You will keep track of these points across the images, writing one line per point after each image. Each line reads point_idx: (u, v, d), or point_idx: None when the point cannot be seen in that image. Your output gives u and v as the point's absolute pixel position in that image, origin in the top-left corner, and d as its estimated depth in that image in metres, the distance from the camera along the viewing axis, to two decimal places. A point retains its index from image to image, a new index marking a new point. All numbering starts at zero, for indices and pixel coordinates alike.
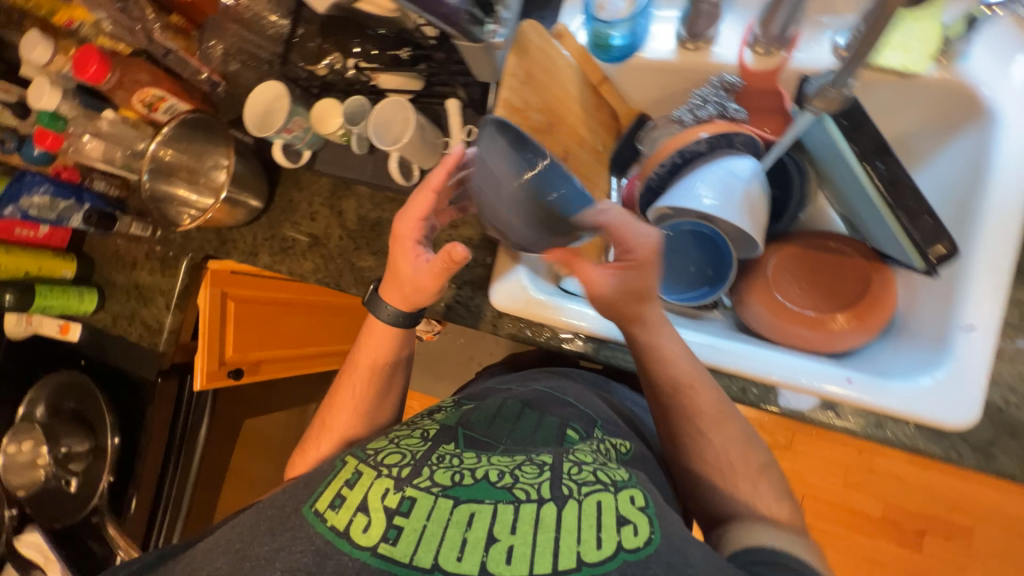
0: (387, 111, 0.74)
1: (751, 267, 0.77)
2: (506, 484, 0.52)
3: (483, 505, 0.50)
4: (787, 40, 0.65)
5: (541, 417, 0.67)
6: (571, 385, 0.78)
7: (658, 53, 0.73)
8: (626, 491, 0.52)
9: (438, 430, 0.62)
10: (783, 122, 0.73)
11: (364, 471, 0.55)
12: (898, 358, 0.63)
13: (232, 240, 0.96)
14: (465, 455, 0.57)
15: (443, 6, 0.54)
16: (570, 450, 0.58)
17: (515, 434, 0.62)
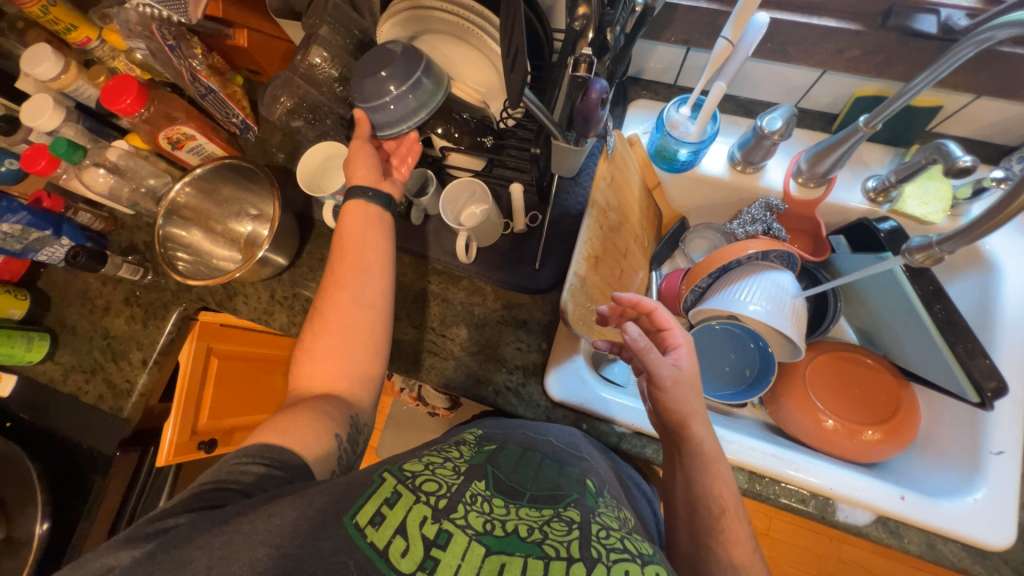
0: (463, 188, 0.76)
1: (790, 370, 0.81)
2: (537, 539, 0.46)
3: (513, 556, 0.44)
4: (827, 179, 0.75)
5: (563, 465, 0.59)
6: (579, 437, 0.69)
7: (711, 171, 0.80)
8: (653, 566, 0.45)
9: (468, 465, 0.57)
10: (811, 243, 0.81)
11: (403, 492, 0.49)
12: (930, 475, 0.68)
13: (244, 290, 0.86)
14: (495, 501, 0.51)
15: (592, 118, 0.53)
16: (595, 509, 0.53)
17: (542, 482, 0.56)
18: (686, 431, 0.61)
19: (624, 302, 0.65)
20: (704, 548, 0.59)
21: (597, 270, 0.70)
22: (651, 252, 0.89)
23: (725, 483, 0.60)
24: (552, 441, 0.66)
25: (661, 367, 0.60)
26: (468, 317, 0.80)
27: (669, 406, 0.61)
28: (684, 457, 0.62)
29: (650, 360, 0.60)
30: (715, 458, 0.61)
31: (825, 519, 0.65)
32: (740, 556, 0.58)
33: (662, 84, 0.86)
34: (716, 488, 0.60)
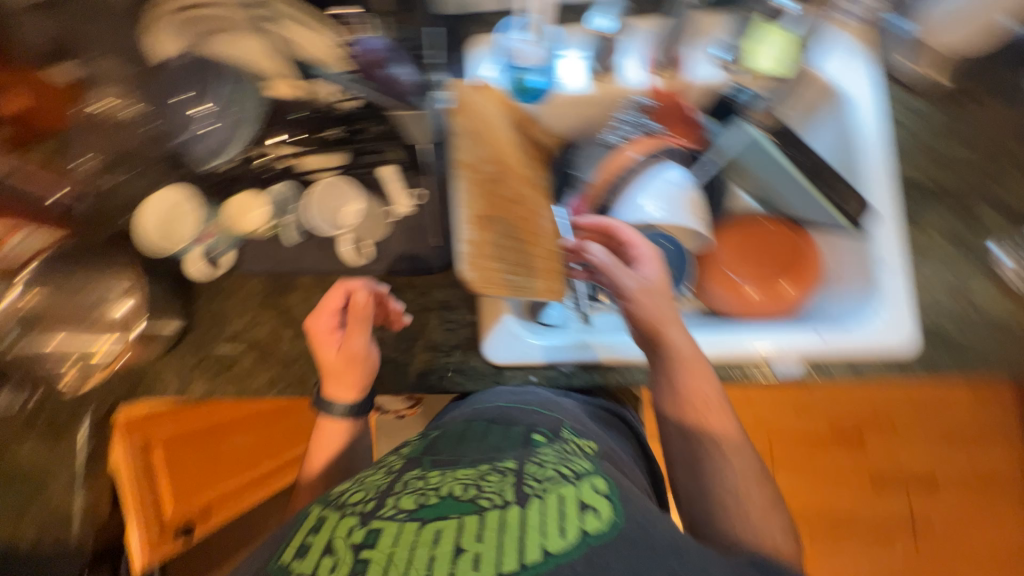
0: (330, 188, 0.72)
1: (707, 256, 0.85)
2: (472, 495, 0.49)
3: (446, 521, 0.46)
4: (676, 63, 0.75)
5: (508, 426, 0.63)
6: (538, 394, 0.73)
7: (575, 90, 0.77)
8: (587, 482, 0.52)
9: (404, 460, 0.58)
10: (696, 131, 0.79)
11: (327, 516, 0.50)
12: (843, 301, 0.75)
13: (148, 373, 0.79)
14: (431, 475, 0.53)
15: (398, 84, 0.70)
16: (533, 454, 0.56)
17: (482, 446, 0.59)
18: (661, 335, 0.66)
19: (586, 226, 0.73)
20: (700, 440, 0.67)
21: (491, 229, 0.65)
22: (549, 186, 0.88)
23: (707, 381, 0.67)
24: (500, 404, 0.68)
25: (624, 279, 0.68)
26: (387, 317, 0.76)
27: (637, 315, 0.67)
28: (662, 363, 0.67)
29: (615, 274, 0.69)
30: (694, 358, 0.66)
31: (766, 380, 0.69)
32: (731, 449, 0.66)
33: (501, 12, 0.80)
34: (693, 382, 0.66)
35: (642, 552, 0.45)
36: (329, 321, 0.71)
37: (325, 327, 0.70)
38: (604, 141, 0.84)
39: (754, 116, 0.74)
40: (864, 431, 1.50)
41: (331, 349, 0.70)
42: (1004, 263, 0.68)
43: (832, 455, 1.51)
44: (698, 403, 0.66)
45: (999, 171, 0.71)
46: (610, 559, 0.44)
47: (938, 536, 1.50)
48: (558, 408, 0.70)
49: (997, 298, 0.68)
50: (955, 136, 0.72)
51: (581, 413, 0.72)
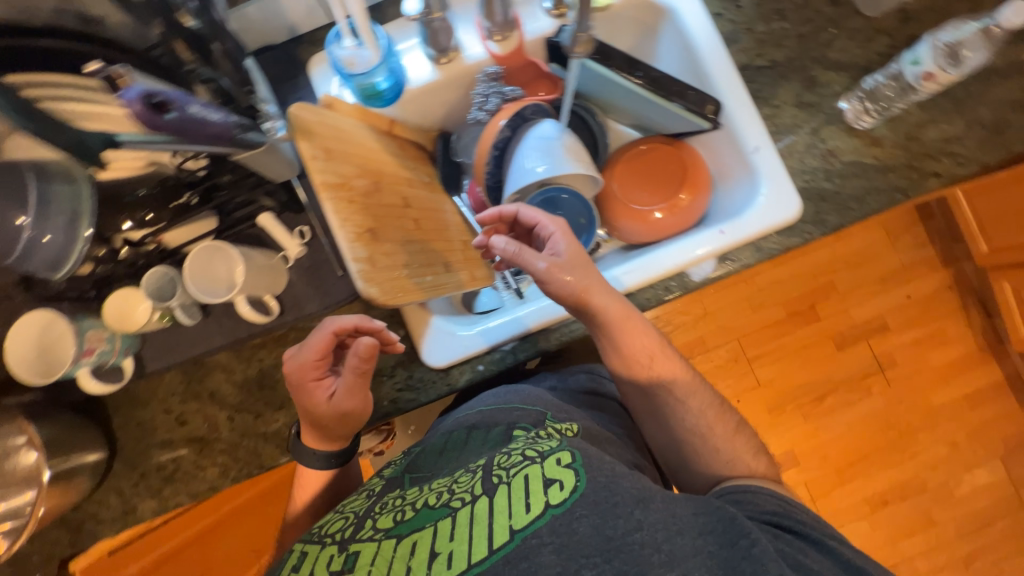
0: (204, 257, 0.65)
1: (604, 194, 0.88)
2: (443, 502, 0.55)
3: (422, 530, 0.52)
4: (512, 21, 0.74)
5: (489, 429, 0.68)
6: (528, 390, 0.77)
7: (422, 79, 0.77)
8: (550, 457, 0.56)
9: (384, 484, 0.65)
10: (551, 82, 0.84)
11: (310, 550, 0.56)
12: (733, 193, 0.80)
13: (90, 514, 0.72)
14: (408, 492, 0.60)
15: (211, 126, 0.49)
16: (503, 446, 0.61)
17: (460, 455, 0.66)
18: (585, 305, 0.66)
19: (488, 221, 0.71)
20: (652, 388, 0.72)
21: (381, 240, 0.64)
22: (439, 178, 0.88)
23: (643, 335, 0.70)
24: (478, 408, 0.73)
25: (533, 264, 0.66)
26: None
27: (557, 293, 0.66)
28: (600, 328, 0.69)
29: (522, 260, 0.66)
30: (625, 315, 0.68)
31: (687, 288, 0.74)
32: (683, 389, 0.72)
33: (321, 27, 0.77)
34: (632, 339, 0.69)
35: (604, 507, 0.51)
36: (314, 366, 0.65)
37: (308, 370, 0.65)
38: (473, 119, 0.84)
39: (576, 54, 0.68)
40: (815, 303, 1.74)
41: (313, 395, 0.65)
42: (846, 108, 0.74)
43: (788, 327, 1.74)
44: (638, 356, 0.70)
45: (815, 30, 0.76)
46: (575, 522, 0.50)
47: (904, 370, 1.74)
48: (526, 398, 0.74)
49: (852, 144, 0.74)
50: (770, 11, 0.77)
51: (545, 396, 0.76)
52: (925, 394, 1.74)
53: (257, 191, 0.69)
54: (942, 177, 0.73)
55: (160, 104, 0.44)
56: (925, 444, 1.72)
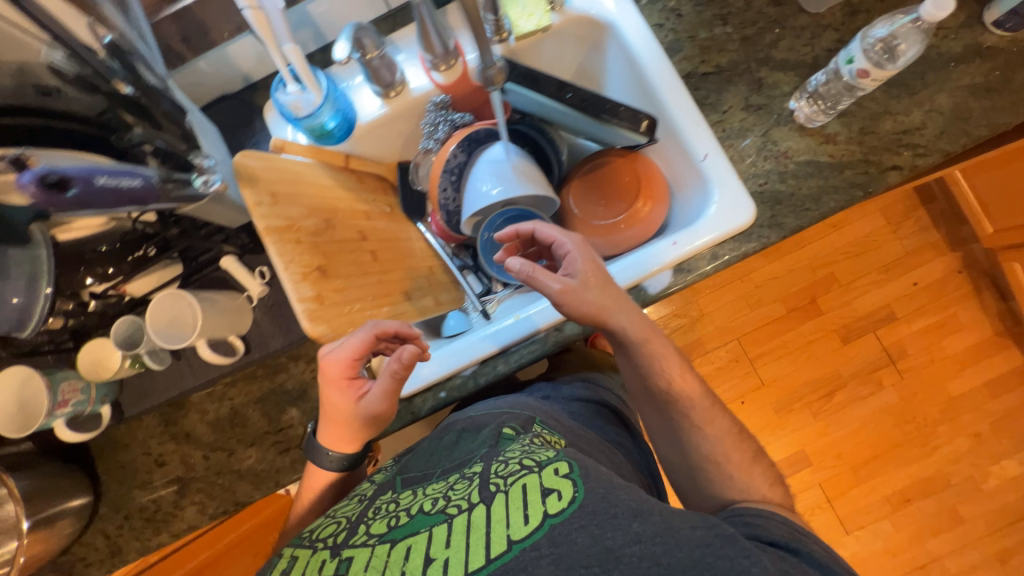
0: (162, 308, 0.66)
1: (564, 211, 0.89)
2: (439, 508, 0.52)
3: (417, 535, 0.49)
4: (454, 50, 0.76)
5: (478, 430, 0.67)
6: (511, 399, 0.77)
7: (372, 114, 0.79)
8: (552, 465, 0.51)
9: (379, 488, 0.63)
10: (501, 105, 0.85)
11: (299, 554, 0.54)
12: (690, 202, 0.79)
13: (80, 557, 0.75)
14: (403, 497, 0.58)
15: (128, 190, 0.48)
16: (501, 451, 0.58)
17: (455, 455, 0.63)
18: (604, 324, 0.66)
19: (505, 238, 0.71)
20: (674, 408, 0.70)
21: (331, 277, 0.66)
22: (402, 207, 0.90)
23: (667, 355, 0.70)
24: (483, 413, 0.73)
25: (549, 284, 0.64)
26: (287, 397, 0.76)
27: (574, 313, 0.65)
28: (620, 347, 0.70)
29: (538, 281, 0.64)
30: (649, 333, 0.68)
31: (645, 302, 0.73)
32: (703, 416, 0.69)
33: (275, 72, 0.80)
34: (653, 360, 0.69)
35: (603, 517, 0.46)
36: (349, 365, 0.65)
37: (344, 374, 0.66)
38: (425, 149, 0.84)
39: (493, 85, 0.69)
40: (816, 297, 1.69)
41: (346, 398, 0.67)
42: (796, 108, 0.72)
43: (793, 323, 1.70)
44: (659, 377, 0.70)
45: (759, 32, 0.75)
46: (572, 533, 0.45)
47: (917, 361, 1.67)
48: (520, 404, 0.73)
49: (804, 143, 0.72)
50: (712, 17, 0.76)
51: (556, 407, 0.76)
52: (941, 383, 1.66)
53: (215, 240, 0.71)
54: (902, 170, 0.70)
55: (58, 182, 0.44)
56: (945, 436, 1.64)
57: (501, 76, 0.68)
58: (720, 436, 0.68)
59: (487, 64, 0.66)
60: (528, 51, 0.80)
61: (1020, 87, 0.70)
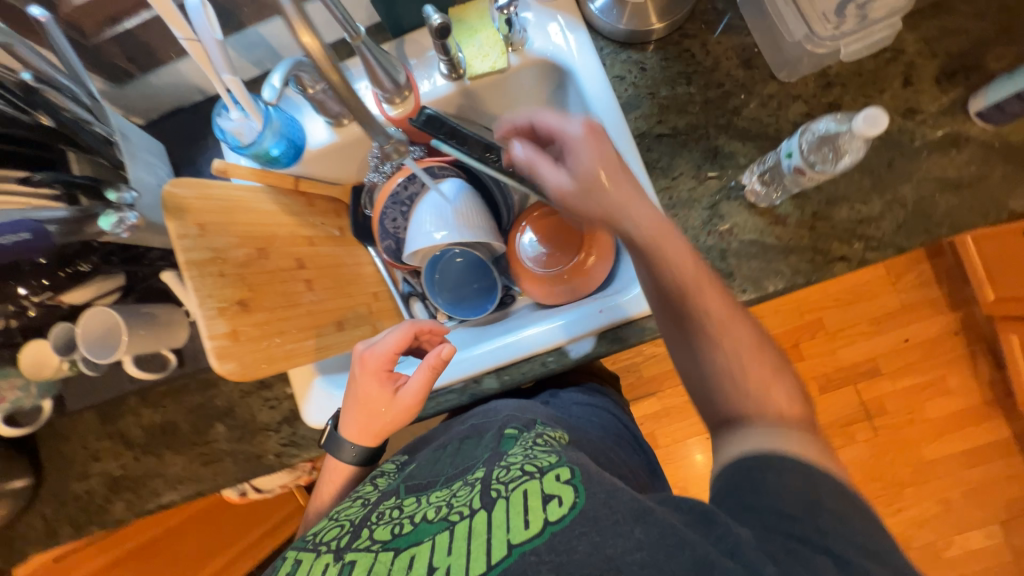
0: (93, 325, 0.69)
1: (511, 253, 0.88)
2: (441, 514, 0.50)
3: (420, 543, 0.47)
4: (405, 84, 0.73)
5: (481, 435, 0.65)
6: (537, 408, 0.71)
7: (321, 141, 0.80)
8: (553, 471, 0.49)
9: (381, 492, 0.61)
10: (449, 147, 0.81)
11: (304, 558, 0.52)
12: (632, 263, 0.77)
13: (19, 534, 0.81)
14: (406, 503, 0.56)
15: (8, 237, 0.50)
16: (504, 455, 0.56)
17: (459, 460, 0.61)
18: (613, 226, 0.58)
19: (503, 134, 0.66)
20: (705, 328, 0.54)
21: (252, 311, 0.67)
22: (353, 231, 0.90)
23: (639, 212, 0.56)
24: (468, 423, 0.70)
25: (550, 177, 0.60)
26: (214, 412, 0.79)
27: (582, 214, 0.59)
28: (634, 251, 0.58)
29: (536, 169, 0.60)
30: (661, 233, 0.56)
31: (566, 365, 0.72)
32: (717, 327, 0.54)
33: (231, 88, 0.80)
34: (672, 257, 0.55)
35: (605, 524, 0.43)
36: (390, 360, 0.67)
37: (385, 366, 0.66)
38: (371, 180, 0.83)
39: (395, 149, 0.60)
40: (800, 341, 1.62)
41: (384, 391, 0.67)
42: (747, 184, 0.68)
43: None
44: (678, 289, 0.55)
45: (723, 95, 0.71)
46: (573, 540, 0.42)
47: (896, 420, 1.60)
48: (523, 408, 0.70)
49: (752, 221, 0.69)
50: (676, 75, 0.72)
51: (561, 410, 0.74)
52: (918, 446, 1.60)
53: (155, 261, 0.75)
54: (850, 263, 0.67)
55: None
56: (913, 500, 1.59)
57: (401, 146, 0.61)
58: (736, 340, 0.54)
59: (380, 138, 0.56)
60: (486, 89, 0.78)
61: (994, 186, 0.65)
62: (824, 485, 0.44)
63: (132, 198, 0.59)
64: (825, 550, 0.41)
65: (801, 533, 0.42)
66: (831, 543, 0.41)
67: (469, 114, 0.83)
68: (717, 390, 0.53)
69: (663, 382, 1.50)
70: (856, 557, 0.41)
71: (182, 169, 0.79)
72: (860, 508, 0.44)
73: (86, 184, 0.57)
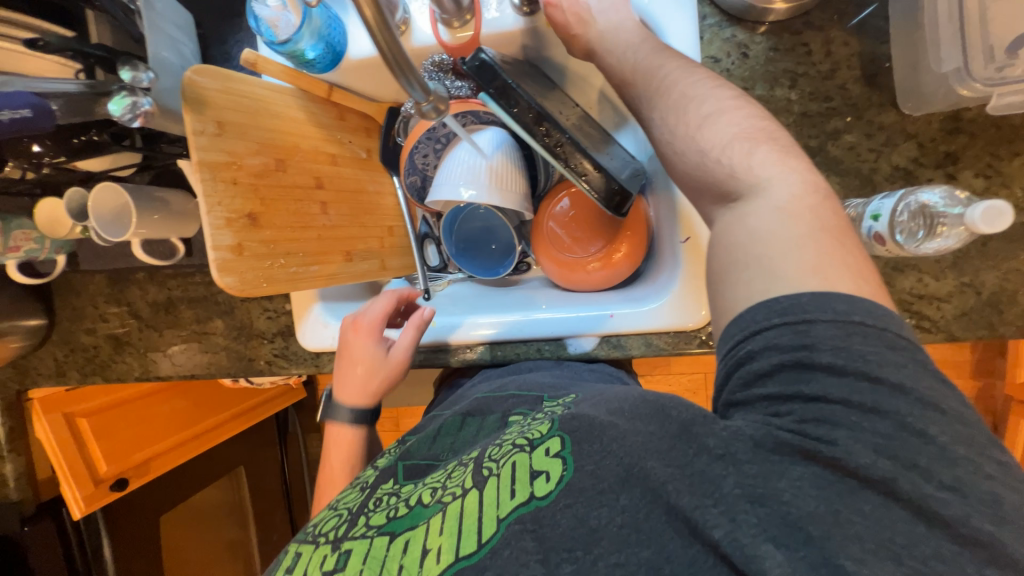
0: (105, 198, 0.67)
1: (538, 226, 0.82)
2: (435, 498, 0.49)
3: (415, 527, 0.47)
4: (468, 8, 0.63)
5: (483, 417, 0.62)
6: (541, 375, 0.66)
7: (363, 52, 0.71)
8: (548, 443, 0.46)
9: (380, 474, 0.59)
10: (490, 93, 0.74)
11: (303, 550, 0.52)
12: (660, 269, 0.72)
13: (33, 366, 0.88)
14: (404, 489, 0.54)
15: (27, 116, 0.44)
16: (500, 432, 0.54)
17: (460, 445, 0.60)
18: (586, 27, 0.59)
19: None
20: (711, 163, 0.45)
21: (261, 228, 0.64)
22: (380, 156, 0.84)
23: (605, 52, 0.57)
24: (478, 395, 0.67)
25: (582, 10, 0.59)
26: (216, 306, 0.81)
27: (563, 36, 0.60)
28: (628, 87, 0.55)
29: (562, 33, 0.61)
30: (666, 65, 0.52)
31: (563, 357, 0.71)
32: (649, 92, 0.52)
33: None
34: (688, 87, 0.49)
35: (590, 496, 0.41)
36: (378, 322, 0.70)
37: (376, 326, 0.70)
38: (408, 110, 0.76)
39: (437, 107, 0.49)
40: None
41: (371, 351, 0.70)
42: None
43: None
44: (623, 71, 0.55)
45: (827, 112, 0.60)
46: (557, 515, 0.41)
47: None
48: (522, 383, 0.65)
49: None
50: (781, 73, 0.61)
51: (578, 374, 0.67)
52: None
53: (173, 144, 0.71)
54: None
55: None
56: None
57: (444, 103, 0.50)
58: (720, 109, 0.47)
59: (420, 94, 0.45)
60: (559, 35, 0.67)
61: None
62: (822, 329, 0.37)
63: (150, 79, 0.55)
64: (803, 452, 0.36)
65: (797, 420, 0.37)
66: (828, 416, 0.36)
67: (531, 59, 0.72)
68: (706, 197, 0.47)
69: (654, 369, 1.49)
70: (844, 434, 0.36)
71: (211, 47, 0.72)
72: (873, 357, 0.36)
73: (101, 56, 0.55)
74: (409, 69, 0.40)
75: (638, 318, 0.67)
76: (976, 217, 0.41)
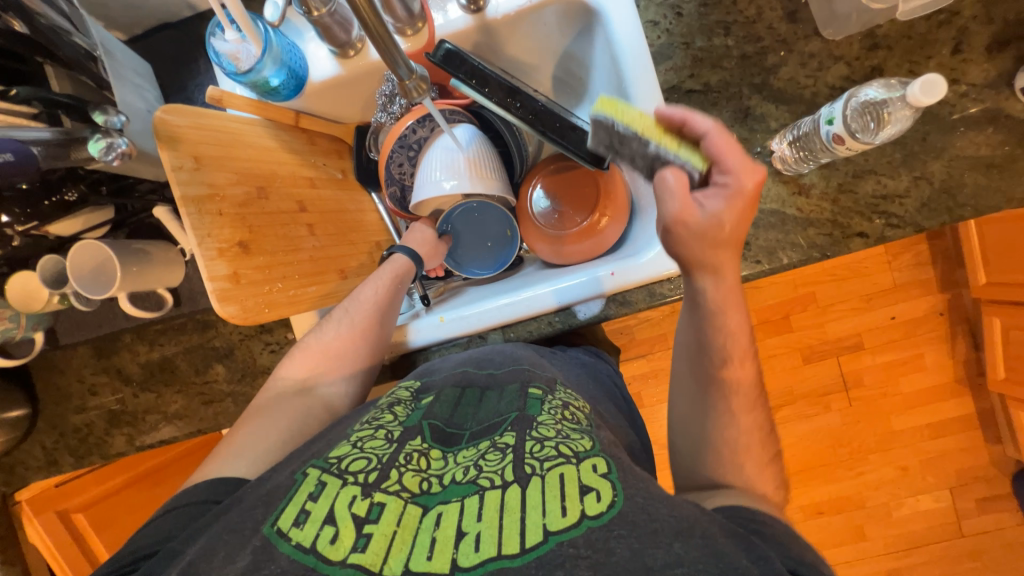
0: (84, 257, 0.65)
1: (523, 208, 0.85)
2: (471, 477, 0.48)
3: (449, 503, 0.46)
4: (421, 14, 0.67)
5: (502, 388, 0.61)
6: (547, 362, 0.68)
7: (324, 73, 0.73)
8: (589, 461, 0.47)
9: (402, 428, 0.55)
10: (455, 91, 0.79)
11: (328, 481, 0.47)
12: (645, 229, 0.75)
13: (19, 461, 0.81)
14: (432, 454, 0.52)
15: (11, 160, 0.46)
16: (534, 420, 0.54)
17: (483, 414, 0.58)
18: (705, 253, 0.54)
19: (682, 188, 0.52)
20: (725, 451, 0.56)
21: (254, 254, 0.63)
22: (356, 176, 0.85)
23: (738, 330, 0.57)
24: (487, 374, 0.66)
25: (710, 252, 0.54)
26: (214, 352, 0.78)
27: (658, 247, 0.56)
28: (695, 344, 0.58)
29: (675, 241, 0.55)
30: (744, 356, 0.57)
31: (571, 326, 0.72)
32: (741, 403, 0.57)
33: None
34: (746, 417, 0.57)
35: (643, 529, 0.41)
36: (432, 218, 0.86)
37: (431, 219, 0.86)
38: (377, 120, 0.80)
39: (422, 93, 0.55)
40: (790, 314, 1.46)
41: (426, 233, 0.81)
42: (776, 150, 0.65)
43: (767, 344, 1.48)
44: (708, 346, 0.57)
45: (762, 51, 0.66)
46: (611, 541, 0.40)
47: (872, 392, 1.48)
48: (533, 359, 0.66)
49: (775, 190, 0.66)
50: (714, 24, 0.67)
51: (571, 371, 0.72)
52: (889, 421, 1.48)
53: (149, 195, 0.71)
54: (867, 239, 0.65)
55: None
56: (890, 488, 1.49)
57: (426, 85, 0.55)
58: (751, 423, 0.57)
59: (395, 65, 0.49)
60: (509, 26, 0.71)
61: None
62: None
63: (122, 123, 0.56)
64: None
65: None
66: None
67: (486, 55, 0.76)
68: (706, 453, 0.57)
69: (654, 346, 1.50)
70: None
71: (172, 94, 0.73)
72: None
73: (68, 104, 0.54)
74: (384, 37, 0.45)
75: (634, 266, 0.69)
76: (916, 93, 0.50)
